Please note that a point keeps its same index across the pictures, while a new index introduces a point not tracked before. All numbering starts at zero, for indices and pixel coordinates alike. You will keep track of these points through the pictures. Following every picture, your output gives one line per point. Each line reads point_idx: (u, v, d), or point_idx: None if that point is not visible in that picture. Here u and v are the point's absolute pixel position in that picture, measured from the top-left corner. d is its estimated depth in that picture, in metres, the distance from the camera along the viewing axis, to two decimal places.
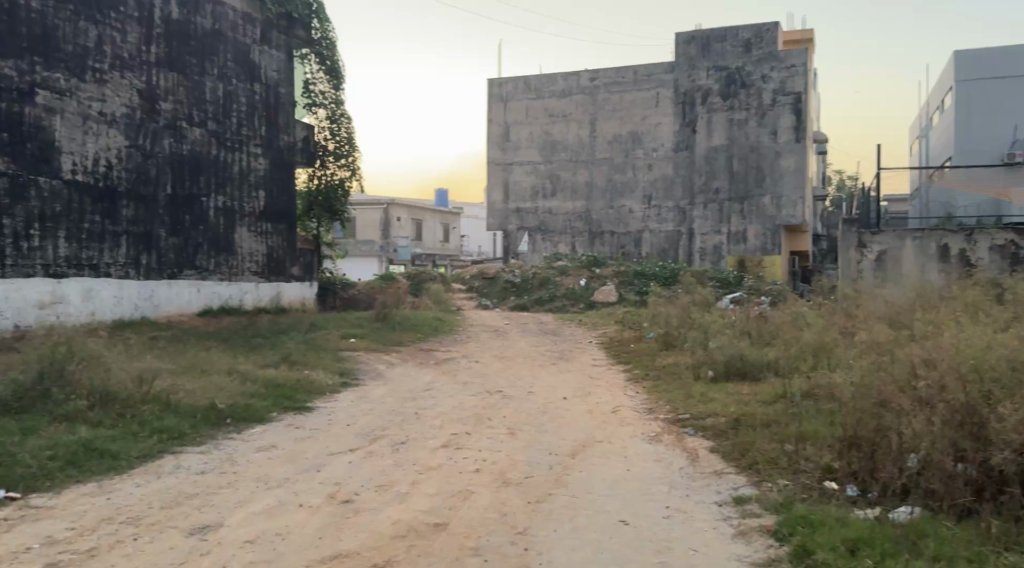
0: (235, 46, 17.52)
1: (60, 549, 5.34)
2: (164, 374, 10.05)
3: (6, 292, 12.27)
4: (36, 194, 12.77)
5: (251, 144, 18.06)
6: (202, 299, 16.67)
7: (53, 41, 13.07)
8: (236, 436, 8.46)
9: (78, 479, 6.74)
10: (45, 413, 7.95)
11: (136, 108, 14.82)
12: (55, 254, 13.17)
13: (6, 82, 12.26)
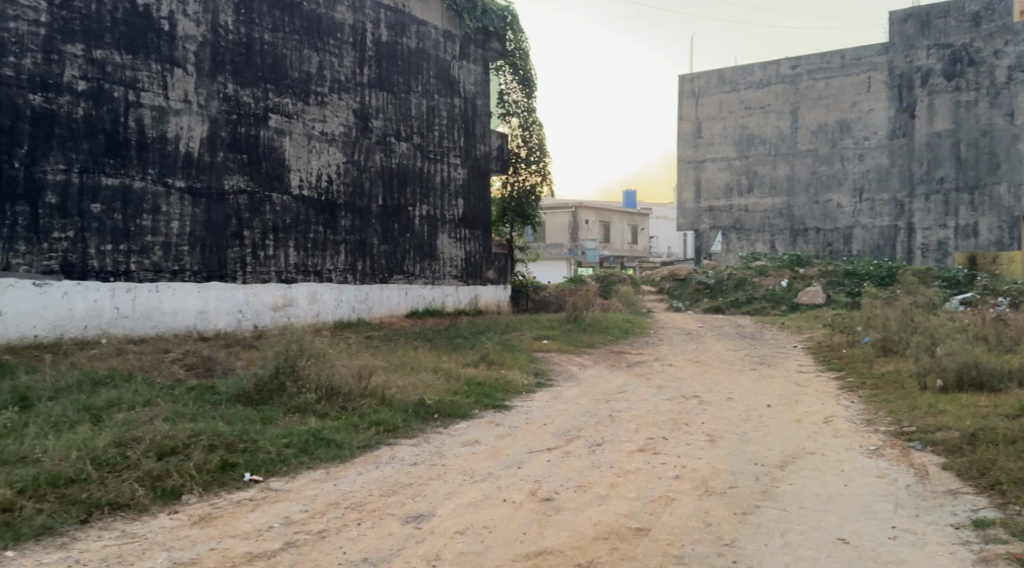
0: (437, 62, 18.50)
1: (297, 529, 5.88)
2: (377, 370, 10.81)
3: (247, 296, 13.80)
4: (270, 208, 14.24)
5: (451, 154, 18.98)
6: (409, 302, 17.76)
7: (282, 70, 14.52)
8: (442, 431, 8.91)
9: (310, 465, 7.42)
10: (281, 404, 8.83)
11: (352, 126, 16.09)
12: (286, 262, 14.62)
13: (245, 108, 13.78)
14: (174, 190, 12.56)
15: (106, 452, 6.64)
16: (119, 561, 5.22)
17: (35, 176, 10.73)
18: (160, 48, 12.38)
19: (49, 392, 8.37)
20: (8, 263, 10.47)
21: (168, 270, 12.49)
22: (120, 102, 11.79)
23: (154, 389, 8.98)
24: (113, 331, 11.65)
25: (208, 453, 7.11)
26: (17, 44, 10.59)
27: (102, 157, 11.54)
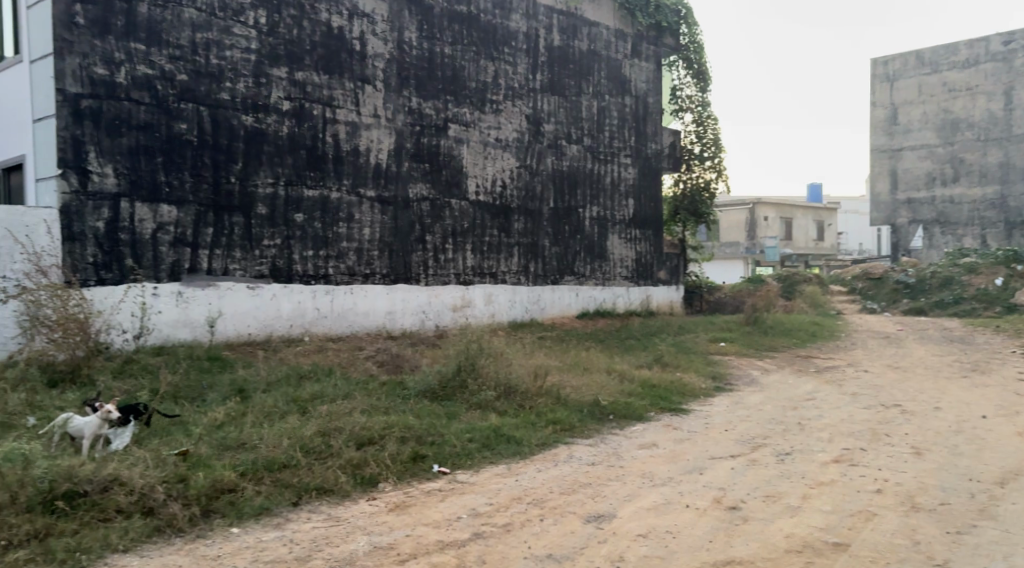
0: (609, 63, 18.48)
1: (483, 521, 6.06)
2: (553, 370, 10.97)
3: (429, 297, 14.50)
4: (450, 214, 14.87)
5: (622, 154, 18.88)
6: (581, 303, 17.88)
7: (461, 81, 15.12)
8: (620, 432, 8.87)
9: (492, 460, 7.66)
10: (463, 401, 9.17)
11: (525, 131, 16.44)
12: (464, 265, 15.19)
13: (427, 119, 14.49)
14: (364, 199, 13.44)
15: (312, 441, 7.20)
16: (326, 541, 5.60)
17: (247, 190, 11.85)
18: (352, 67, 13.30)
19: (262, 384, 9.23)
20: (227, 268, 11.62)
21: (360, 273, 13.38)
22: (318, 119, 12.79)
23: (351, 384, 9.64)
24: (314, 330, 12.68)
25: (400, 444, 7.52)
26: (233, 71, 11.73)
27: (303, 170, 12.56)
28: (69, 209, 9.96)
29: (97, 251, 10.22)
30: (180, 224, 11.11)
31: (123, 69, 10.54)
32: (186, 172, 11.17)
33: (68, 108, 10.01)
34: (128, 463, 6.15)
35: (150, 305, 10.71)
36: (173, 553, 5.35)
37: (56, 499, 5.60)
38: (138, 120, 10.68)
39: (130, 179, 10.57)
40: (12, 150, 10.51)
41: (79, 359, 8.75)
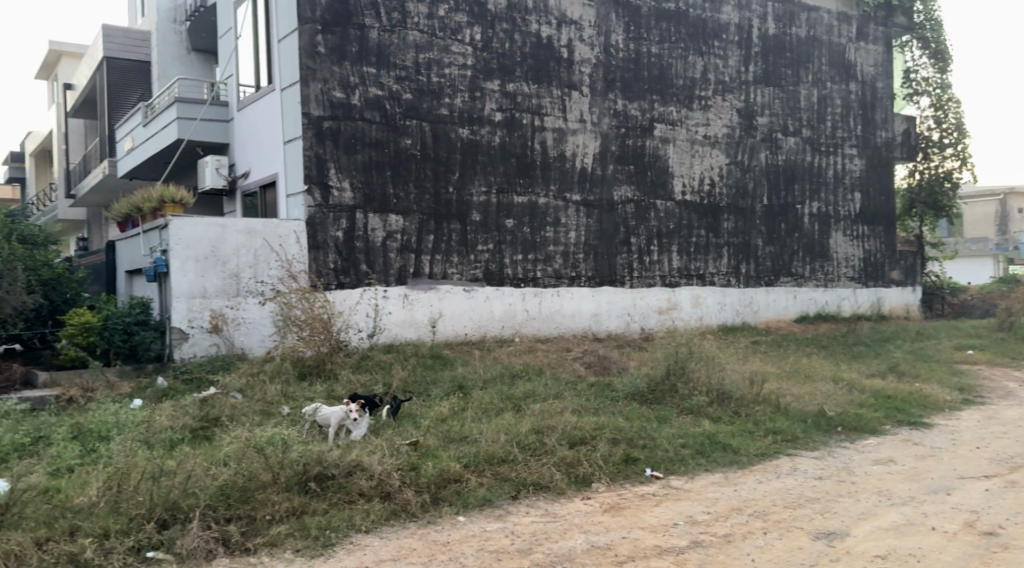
0: (829, 50, 17.35)
1: (702, 530, 5.92)
2: (772, 378, 10.46)
3: (635, 299, 14.43)
4: (655, 215, 14.72)
5: (846, 145, 17.62)
6: (798, 306, 16.89)
7: (668, 79, 14.93)
8: (849, 445, 8.28)
9: (709, 468, 7.47)
10: (675, 405, 9.01)
11: (736, 127, 15.86)
12: (671, 266, 14.94)
13: (633, 121, 14.45)
14: (571, 203, 13.67)
15: (528, 438, 7.43)
16: (546, 536, 5.76)
17: (464, 198, 12.52)
18: (560, 75, 13.61)
19: (479, 382, 9.68)
20: (446, 272, 12.32)
21: (567, 275, 13.61)
22: (528, 128, 13.22)
23: (561, 384, 9.85)
24: (524, 331, 13.08)
25: (612, 445, 7.56)
26: (451, 87, 12.44)
27: (514, 178, 13.03)
28: (314, 220, 11.06)
29: (337, 258, 11.27)
30: (405, 232, 11.95)
31: (357, 92, 11.55)
32: (410, 184, 12.01)
33: (312, 129, 11.13)
34: (368, 451, 6.71)
35: (381, 306, 11.62)
36: (407, 537, 5.74)
37: (309, 480, 6.20)
38: (370, 137, 11.64)
39: (363, 192, 11.55)
40: (266, 169, 11.87)
41: (324, 355, 9.66)
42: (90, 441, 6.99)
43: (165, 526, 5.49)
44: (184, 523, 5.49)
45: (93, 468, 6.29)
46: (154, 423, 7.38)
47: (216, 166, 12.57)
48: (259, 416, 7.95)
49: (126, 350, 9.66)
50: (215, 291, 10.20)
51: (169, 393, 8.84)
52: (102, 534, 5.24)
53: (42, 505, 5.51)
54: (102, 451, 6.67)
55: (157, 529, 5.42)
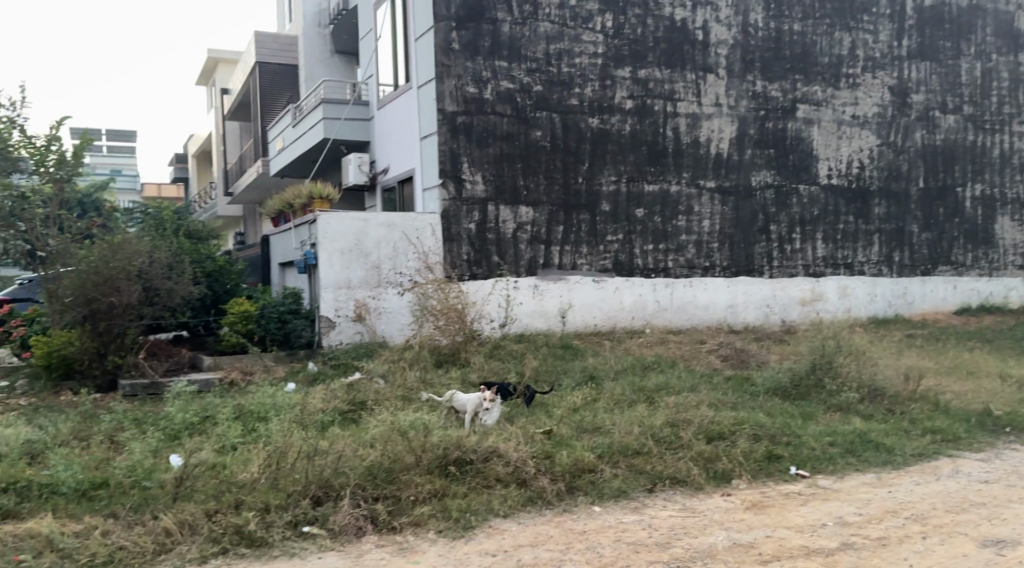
0: (994, 18, 15.97)
1: (853, 532, 5.63)
2: (930, 374, 9.79)
3: (774, 290, 13.88)
4: (797, 201, 14.08)
5: (1014, 121, 16.16)
6: (959, 298, 15.68)
7: (812, 57, 14.22)
8: (1020, 448, 7.61)
9: (858, 468, 7.08)
10: (821, 402, 8.59)
11: (888, 105, 14.89)
12: (814, 255, 14.25)
13: (773, 103, 13.87)
14: (705, 190, 13.31)
15: (663, 431, 7.33)
16: (685, 531, 5.66)
17: (594, 188, 12.47)
18: (695, 58, 13.25)
19: (611, 372, 9.64)
20: (575, 263, 12.32)
21: (701, 266, 13.28)
22: (660, 114, 12.98)
23: (696, 376, 9.65)
24: (655, 322, 12.89)
25: (752, 441, 7.32)
26: (582, 76, 12.41)
27: (646, 166, 12.85)
28: (448, 213, 11.37)
29: (470, 250, 11.53)
30: (535, 223, 12.06)
31: (489, 86, 11.74)
32: (540, 175, 12.10)
33: (447, 124, 11.42)
34: (504, 438, 6.85)
35: (512, 297, 11.79)
36: (545, 524, 5.81)
37: (449, 464, 6.39)
38: (501, 131, 11.81)
39: (495, 184, 11.74)
40: (404, 164, 12.30)
41: (458, 344, 9.93)
42: (251, 421, 7.53)
43: (319, 503, 5.82)
44: (336, 501, 5.80)
45: (254, 446, 6.77)
46: (307, 406, 7.86)
47: (358, 163, 13.16)
48: (400, 401, 8.28)
49: (280, 336, 10.30)
50: (359, 282, 10.69)
51: (319, 377, 9.39)
52: (263, 509, 5.61)
53: (211, 479, 5.99)
54: (261, 431, 7.17)
55: (312, 505, 5.75)
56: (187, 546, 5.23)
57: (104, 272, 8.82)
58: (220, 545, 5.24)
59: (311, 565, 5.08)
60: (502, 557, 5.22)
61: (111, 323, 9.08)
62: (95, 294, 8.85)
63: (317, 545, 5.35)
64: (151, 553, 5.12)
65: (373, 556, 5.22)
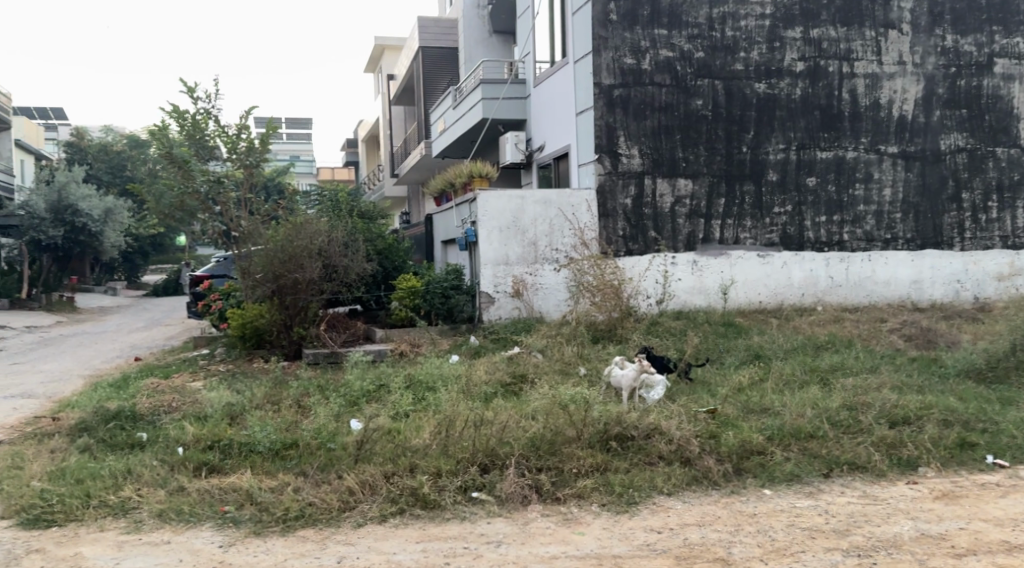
0: None
1: None
2: None
3: (967, 264, 12.70)
4: (995, 165, 12.79)
5: None
6: None
7: (1013, 6, 12.82)
8: None
9: None
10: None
11: None
12: (1014, 225, 12.90)
13: (966, 58, 12.63)
14: (886, 156, 12.38)
15: (839, 414, 6.94)
16: (866, 518, 5.36)
17: (759, 158, 11.94)
18: (875, 13, 12.30)
19: (779, 351, 9.24)
20: (738, 237, 11.87)
21: (881, 238, 12.40)
22: (835, 76, 12.18)
23: (876, 357, 9.05)
24: (828, 300, 12.20)
25: (941, 427, 6.78)
26: (748, 40, 11.88)
27: (818, 132, 12.14)
28: (604, 188, 11.29)
29: (626, 225, 11.40)
30: (695, 196, 11.74)
31: (648, 56, 11.52)
32: (700, 146, 11.76)
33: (603, 98, 11.32)
34: (666, 416, 6.77)
35: (671, 273, 11.55)
36: (712, 504, 5.70)
37: (610, 439, 6.39)
38: (660, 102, 11.56)
39: (653, 158, 11.53)
40: (560, 140, 12.33)
41: (615, 320, 9.86)
42: (421, 391, 7.90)
43: (486, 470, 6.01)
44: (502, 469, 5.96)
45: (424, 414, 7.11)
46: (473, 378, 8.14)
47: (515, 141, 13.36)
48: (559, 375, 8.39)
49: (444, 311, 10.71)
50: (517, 258, 10.88)
51: (481, 350, 9.68)
52: (435, 473, 5.87)
53: (386, 444, 6.37)
54: (430, 400, 7.52)
55: (479, 472, 5.95)
56: (368, 504, 5.59)
57: (289, 250, 9.55)
58: (397, 505, 5.56)
59: (480, 529, 5.28)
60: (668, 534, 5.17)
61: (296, 297, 9.82)
62: (282, 270, 9.59)
63: (486, 511, 5.54)
64: (337, 510, 5.52)
65: (539, 525, 5.34)
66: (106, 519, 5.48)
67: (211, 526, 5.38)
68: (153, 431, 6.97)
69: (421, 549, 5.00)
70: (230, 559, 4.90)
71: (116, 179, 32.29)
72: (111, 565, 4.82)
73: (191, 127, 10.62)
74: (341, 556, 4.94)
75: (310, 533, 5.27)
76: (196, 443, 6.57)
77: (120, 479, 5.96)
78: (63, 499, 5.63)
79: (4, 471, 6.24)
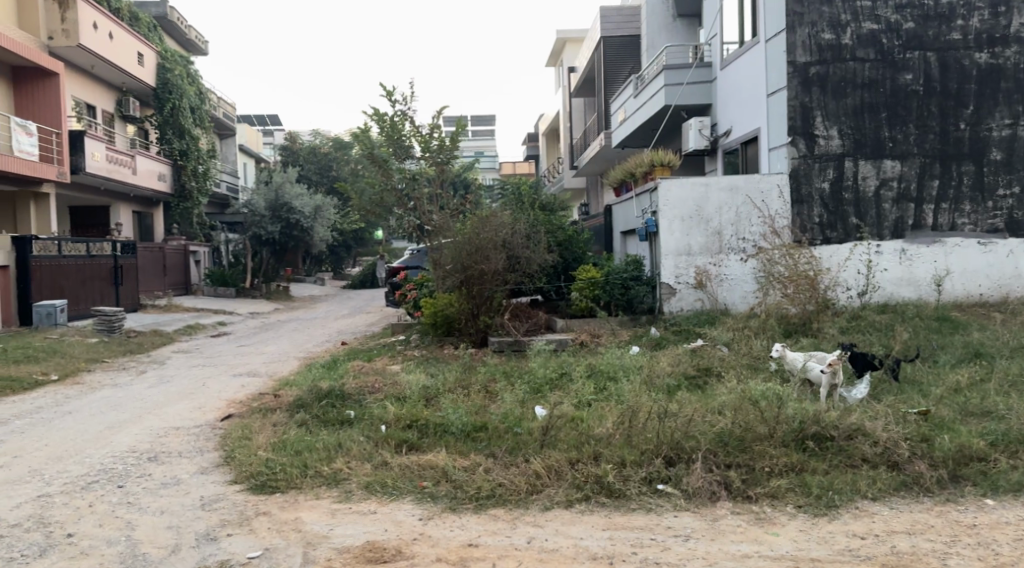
0: None
1: None
2: None
3: None
4: None
5: None
6: None
7: None
8: None
9: None
10: None
11: None
12: None
13: None
14: None
15: None
16: None
17: (980, 134, 10.86)
18: None
19: (1004, 349, 8.33)
20: (955, 223, 10.84)
21: None
22: None
23: None
24: None
25: None
26: (966, 6, 10.88)
27: None
28: (798, 172, 10.71)
29: (822, 212, 10.74)
30: (904, 178, 10.85)
31: (849, 30, 10.83)
32: (910, 124, 10.85)
33: (798, 77, 10.76)
34: (869, 416, 6.33)
35: (874, 263, 10.75)
36: (924, 512, 5.27)
37: (807, 439, 6.08)
38: (862, 78, 10.84)
39: (854, 138, 10.82)
40: (748, 124, 11.83)
41: (810, 313, 9.33)
42: (602, 380, 7.95)
43: (671, 463, 5.90)
44: (688, 463, 5.84)
45: (607, 404, 7.12)
46: (657, 369, 8.06)
47: (699, 127, 12.98)
48: (747, 369, 8.09)
49: (624, 302, 10.65)
50: (700, 248, 10.60)
51: (662, 341, 9.54)
52: (620, 463, 5.88)
53: (570, 431, 6.47)
54: (612, 390, 7.53)
55: (665, 465, 5.86)
56: (555, 489, 5.71)
57: (476, 243, 9.93)
58: (582, 491, 5.63)
59: (667, 522, 5.23)
60: (873, 540, 4.86)
61: (482, 287, 10.17)
62: (469, 262, 10.00)
63: (672, 504, 5.46)
64: (525, 492, 5.69)
65: (729, 522, 5.20)
66: (321, 487, 6.02)
67: (412, 500, 5.74)
68: (358, 410, 7.55)
69: (608, 536, 5.05)
70: (430, 532, 5.21)
71: (323, 179, 35.15)
72: (326, 530, 5.29)
73: (389, 128, 11.38)
74: (531, 536, 5.10)
75: (501, 513, 5.47)
76: (396, 422, 7.04)
77: (332, 453, 6.52)
78: (285, 468, 6.25)
79: (236, 441, 7.02)
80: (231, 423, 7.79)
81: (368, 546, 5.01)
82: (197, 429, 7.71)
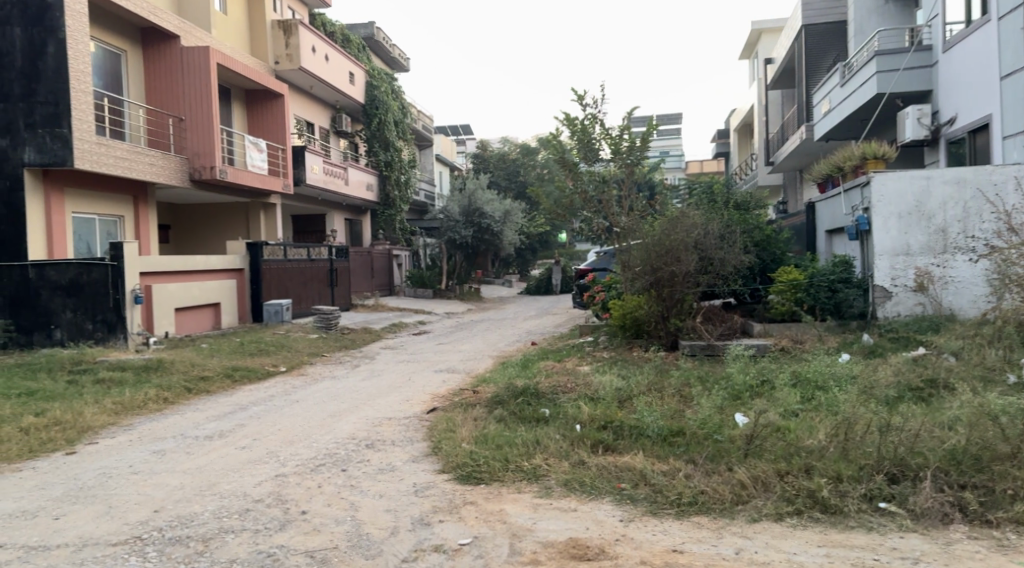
0: None
1: None
2: None
3: None
4: None
5: None
6: None
7: None
8: None
9: None
10: None
11: None
12: None
13: None
14: None
15: None
16: None
17: None
18: None
19: None
20: None
21: None
22: None
23: None
24: None
25: None
26: None
27: None
28: None
29: None
30: None
31: None
32: None
33: None
34: None
35: None
36: None
37: None
38: None
39: None
40: (976, 110, 10.79)
41: None
42: (810, 389, 7.52)
43: (895, 481, 5.48)
44: (915, 481, 5.40)
45: (817, 414, 6.75)
46: (870, 380, 7.53)
47: (917, 115, 11.98)
48: (980, 381, 7.32)
49: (831, 306, 10.00)
50: (921, 247, 9.79)
51: (877, 349, 8.84)
52: (836, 478, 5.54)
53: (776, 441, 6.20)
54: (821, 399, 7.14)
55: (888, 482, 5.46)
56: (762, 500, 5.49)
57: (666, 244, 9.76)
58: (794, 505, 5.37)
59: (892, 542, 4.86)
60: None
61: (672, 289, 10.00)
62: (659, 263, 9.86)
63: (898, 525, 5.07)
64: (730, 502, 5.52)
65: (965, 547, 4.75)
66: (522, 482, 6.21)
67: (611, 500, 5.77)
68: (553, 408, 7.71)
69: (824, 554, 4.78)
70: (631, 534, 5.21)
71: (511, 184, 36.27)
72: (531, 523, 5.45)
73: (580, 131, 11.50)
74: (739, 547, 4.95)
75: (705, 521, 5.36)
76: (592, 422, 7.12)
77: (531, 448, 6.72)
78: (488, 460, 6.52)
79: (442, 432, 7.42)
80: (436, 415, 8.25)
81: (572, 543, 5.10)
82: (406, 420, 8.25)
